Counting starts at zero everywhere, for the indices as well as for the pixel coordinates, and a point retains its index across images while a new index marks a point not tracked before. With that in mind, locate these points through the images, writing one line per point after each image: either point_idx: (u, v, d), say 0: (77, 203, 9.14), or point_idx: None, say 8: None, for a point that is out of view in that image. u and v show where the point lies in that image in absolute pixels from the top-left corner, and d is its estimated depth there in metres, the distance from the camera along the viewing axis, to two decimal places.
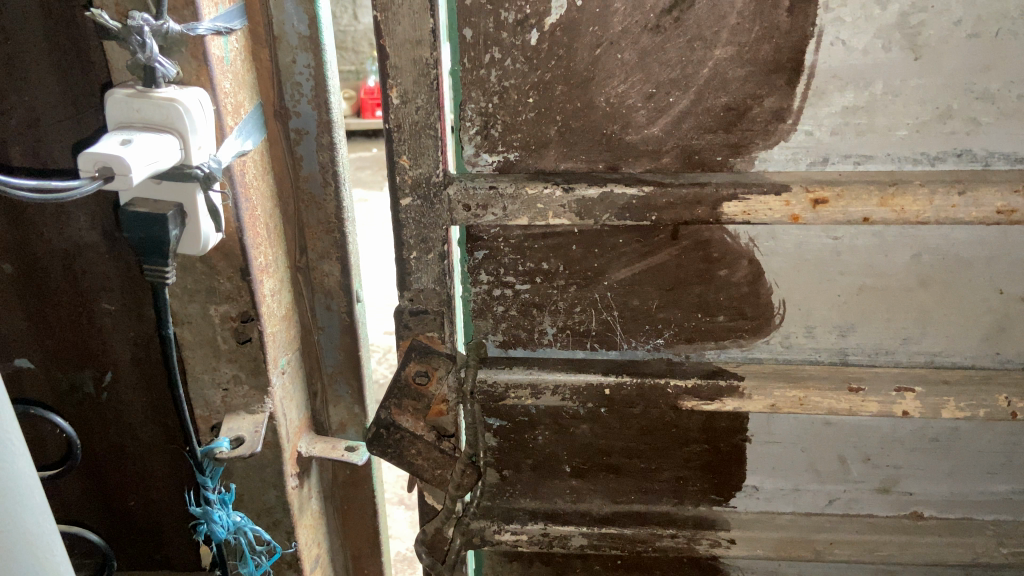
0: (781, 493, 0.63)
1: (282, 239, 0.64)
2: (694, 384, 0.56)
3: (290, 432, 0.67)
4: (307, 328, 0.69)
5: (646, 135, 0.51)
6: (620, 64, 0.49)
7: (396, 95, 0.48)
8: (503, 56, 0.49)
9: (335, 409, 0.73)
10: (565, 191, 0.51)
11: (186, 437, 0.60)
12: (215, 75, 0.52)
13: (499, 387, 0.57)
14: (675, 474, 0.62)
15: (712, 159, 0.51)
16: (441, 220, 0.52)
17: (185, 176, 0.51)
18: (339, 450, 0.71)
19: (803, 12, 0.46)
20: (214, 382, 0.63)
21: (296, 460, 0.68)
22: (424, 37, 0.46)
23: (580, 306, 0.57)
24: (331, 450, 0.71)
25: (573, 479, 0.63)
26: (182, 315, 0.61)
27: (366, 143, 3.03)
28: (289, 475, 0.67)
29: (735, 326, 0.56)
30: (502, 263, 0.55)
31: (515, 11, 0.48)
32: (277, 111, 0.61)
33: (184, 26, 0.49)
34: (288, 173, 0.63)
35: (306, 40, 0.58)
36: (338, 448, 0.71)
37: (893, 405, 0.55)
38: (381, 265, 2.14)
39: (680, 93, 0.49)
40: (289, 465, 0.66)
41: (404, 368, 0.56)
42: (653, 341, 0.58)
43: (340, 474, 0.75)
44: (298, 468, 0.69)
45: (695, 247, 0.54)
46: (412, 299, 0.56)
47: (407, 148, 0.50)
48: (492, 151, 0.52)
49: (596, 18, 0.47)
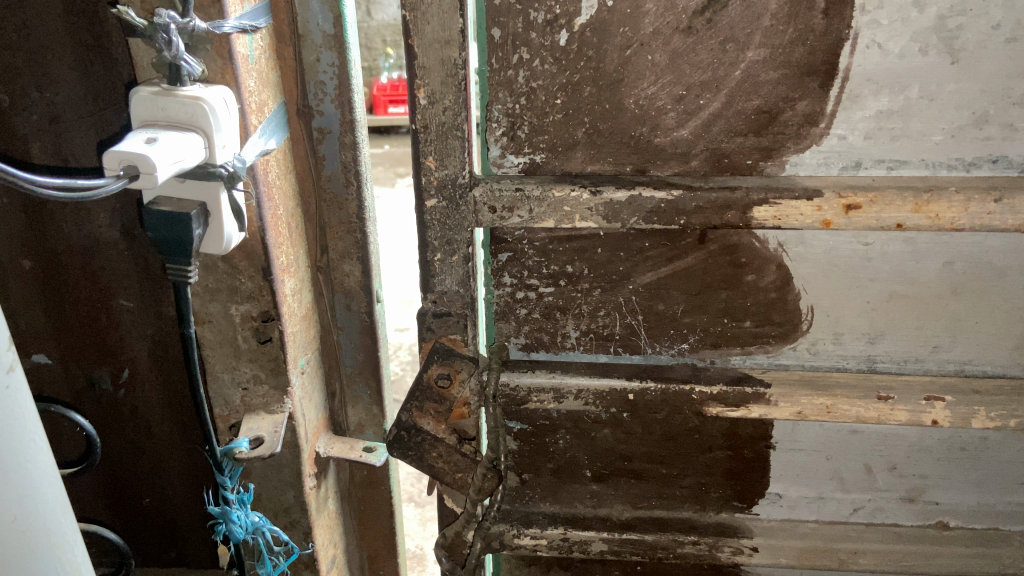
0: (805, 501, 0.62)
1: (303, 239, 0.64)
2: (720, 391, 0.56)
3: (308, 432, 0.67)
4: (326, 328, 0.69)
5: (676, 138, 0.50)
6: (650, 66, 0.48)
7: (423, 96, 0.48)
8: (532, 57, 0.48)
9: (353, 409, 0.73)
10: (593, 194, 0.50)
11: (206, 438, 0.60)
12: (240, 72, 0.51)
13: (522, 390, 0.57)
14: (697, 481, 0.62)
15: (742, 163, 0.50)
16: (466, 221, 0.52)
17: (208, 175, 0.51)
18: (356, 451, 0.70)
19: (838, 15, 0.45)
20: (233, 381, 0.63)
21: (314, 460, 0.68)
22: (452, 37, 0.46)
23: (604, 310, 0.56)
24: (349, 451, 0.70)
25: (594, 484, 0.63)
26: (202, 314, 0.60)
27: (380, 139, 3.03)
28: (307, 475, 0.66)
29: (762, 332, 0.56)
30: (526, 266, 0.55)
31: (545, 11, 0.47)
32: (300, 109, 0.60)
33: (209, 23, 0.49)
34: (310, 173, 0.62)
35: (330, 39, 0.57)
36: (355, 448, 0.71)
37: (923, 414, 0.55)
38: (393, 261, 2.14)
39: (711, 96, 0.49)
40: (308, 466, 0.66)
41: (426, 371, 0.56)
42: (677, 346, 0.57)
43: (357, 474, 0.75)
44: (317, 468, 0.69)
45: (722, 252, 0.53)
46: (435, 301, 0.55)
47: (434, 149, 0.49)
48: (518, 153, 0.52)
49: (627, 19, 0.47)
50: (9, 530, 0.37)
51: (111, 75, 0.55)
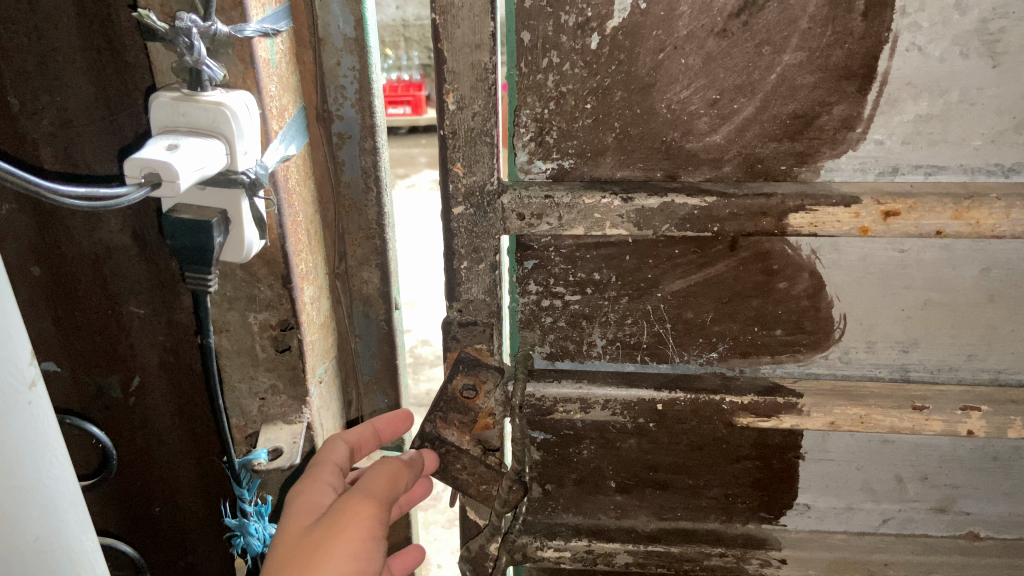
0: (834, 512, 0.61)
1: (321, 245, 0.63)
2: (751, 401, 0.54)
3: None
4: (344, 337, 0.68)
5: (708, 143, 0.49)
6: (683, 70, 0.47)
7: (452, 101, 0.47)
8: (562, 61, 0.47)
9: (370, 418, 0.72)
10: (624, 201, 0.49)
11: (224, 449, 0.59)
12: (261, 77, 0.50)
13: (547, 401, 0.55)
14: (724, 491, 0.60)
15: (775, 168, 0.49)
16: (494, 229, 0.50)
17: (230, 182, 0.50)
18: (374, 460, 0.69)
19: (878, 17, 0.44)
20: (251, 391, 0.62)
21: None
22: (483, 40, 0.45)
23: (631, 318, 0.55)
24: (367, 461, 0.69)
25: (619, 494, 0.62)
26: (220, 323, 0.59)
27: None
28: None
29: (793, 341, 0.54)
30: (552, 273, 0.54)
31: (576, 14, 0.46)
32: (320, 114, 0.59)
33: (231, 27, 0.48)
34: (328, 179, 0.61)
35: (351, 42, 0.56)
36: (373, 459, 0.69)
37: (958, 424, 0.53)
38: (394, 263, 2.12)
39: (745, 100, 0.48)
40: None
41: (451, 381, 0.55)
42: (706, 354, 0.56)
43: None
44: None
45: (754, 259, 0.52)
46: (461, 310, 0.54)
47: (462, 155, 0.48)
48: (546, 159, 0.51)
49: (660, 21, 0.46)
50: (32, 549, 0.36)
51: (123, 79, 0.54)
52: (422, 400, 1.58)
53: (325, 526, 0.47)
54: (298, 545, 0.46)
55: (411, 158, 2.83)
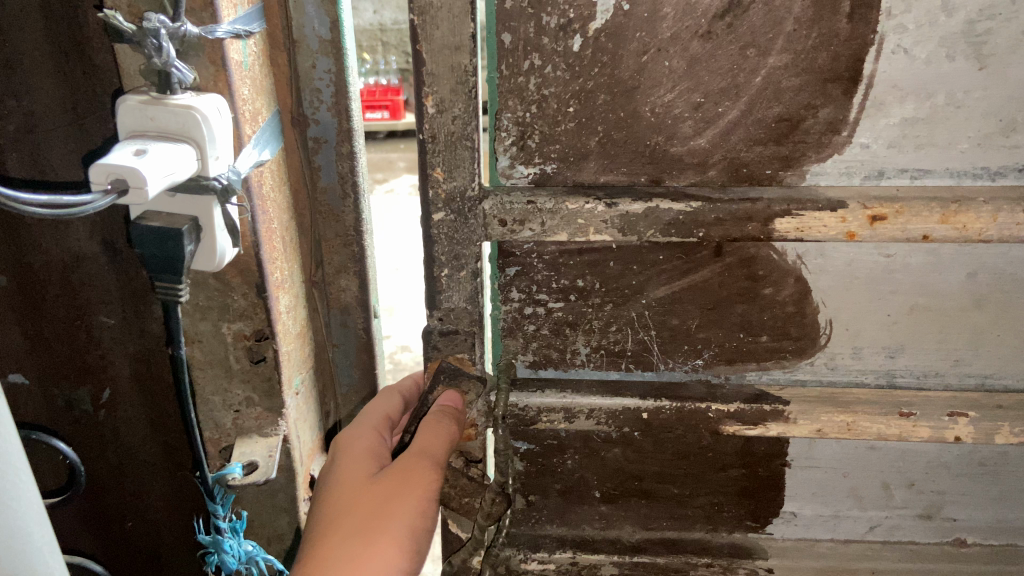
0: (821, 520, 0.60)
1: (298, 252, 0.61)
2: (737, 409, 0.54)
3: (303, 455, 0.64)
4: (321, 346, 0.66)
5: (693, 147, 0.48)
6: (667, 72, 0.46)
7: (432, 104, 0.45)
8: (544, 63, 0.46)
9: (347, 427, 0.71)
10: (608, 207, 0.48)
11: (197, 465, 0.57)
12: (234, 80, 0.49)
13: (531, 410, 0.55)
14: (710, 500, 0.59)
15: (761, 172, 0.48)
16: (475, 235, 0.49)
17: (201, 188, 0.48)
18: None
19: (863, 19, 0.44)
20: (225, 404, 0.60)
21: (309, 484, 0.65)
22: (463, 42, 0.43)
23: (616, 326, 0.54)
24: None
25: (603, 505, 0.60)
26: (192, 334, 0.57)
27: None
28: (303, 499, 0.64)
29: (779, 347, 0.54)
30: (534, 280, 0.52)
31: (557, 16, 0.45)
32: (295, 118, 0.57)
33: (202, 28, 0.46)
34: (304, 185, 0.60)
35: (327, 44, 0.55)
36: None
37: (945, 430, 0.53)
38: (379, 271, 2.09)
39: (730, 103, 0.47)
40: (302, 489, 0.63)
41: (432, 393, 0.53)
42: (691, 362, 0.55)
43: None
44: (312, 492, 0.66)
45: (739, 264, 0.51)
46: (442, 318, 0.53)
47: (442, 160, 0.47)
48: (528, 164, 0.50)
49: (643, 23, 0.45)
50: None
51: (91, 81, 0.52)
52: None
53: (385, 487, 0.48)
54: (359, 504, 0.48)
55: (390, 163, 2.81)
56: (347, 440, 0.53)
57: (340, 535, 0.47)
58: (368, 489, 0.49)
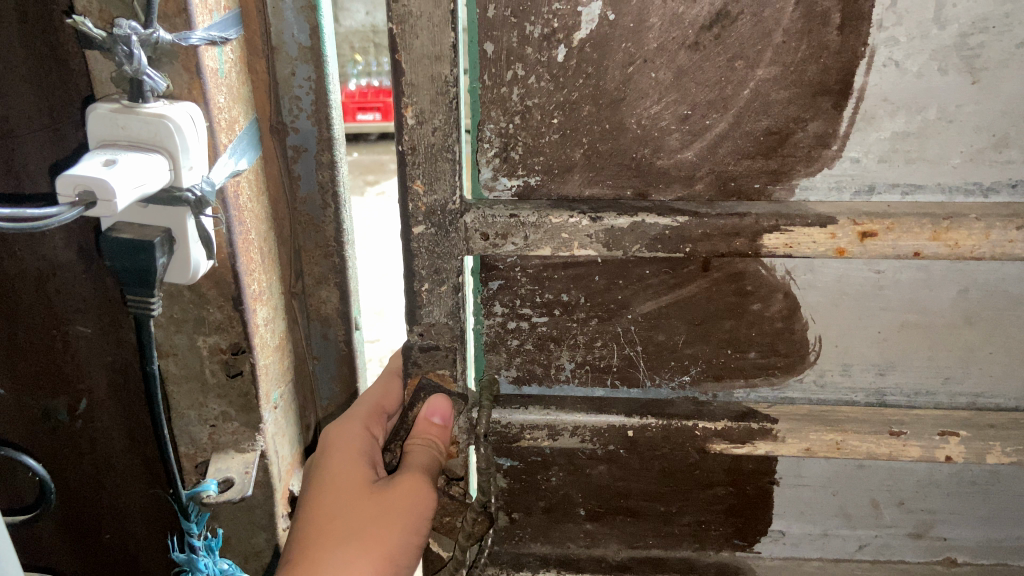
0: (809, 538, 0.59)
1: (277, 263, 0.60)
2: (724, 427, 0.53)
3: (281, 470, 0.63)
4: (301, 358, 0.65)
5: (680, 160, 0.47)
6: (653, 84, 0.45)
7: (411, 115, 0.44)
8: (527, 74, 0.45)
9: None
10: (592, 221, 0.47)
11: (171, 482, 0.56)
12: (209, 88, 0.47)
13: (514, 427, 0.54)
14: (696, 518, 0.58)
15: (749, 187, 0.47)
16: (456, 249, 0.48)
17: (174, 200, 0.46)
18: None
19: (854, 31, 0.43)
20: (200, 418, 0.58)
21: (287, 500, 0.64)
22: (443, 52, 0.42)
23: (601, 341, 0.53)
24: None
25: (588, 522, 0.59)
26: (167, 346, 0.56)
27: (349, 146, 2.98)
28: (280, 515, 0.62)
29: (767, 364, 0.52)
30: (517, 294, 0.51)
31: (541, 25, 0.44)
32: (274, 126, 0.56)
33: (175, 34, 0.45)
34: (284, 195, 0.58)
35: (307, 51, 0.54)
36: None
37: (936, 450, 0.52)
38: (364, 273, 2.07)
39: (717, 115, 0.46)
40: (281, 505, 0.62)
41: (412, 409, 0.52)
42: (678, 378, 0.53)
43: None
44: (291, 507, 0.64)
45: (727, 280, 0.50)
46: (422, 333, 0.51)
47: (422, 172, 0.46)
48: (511, 176, 0.49)
49: (629, 34, 0.44)
50: None
51: (66, 88, 0.50)
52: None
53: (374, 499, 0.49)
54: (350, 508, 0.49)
55: (381, 165, 2.81)
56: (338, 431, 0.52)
57: (336, 542, 0.48)
58: (365, 497, 0.50)
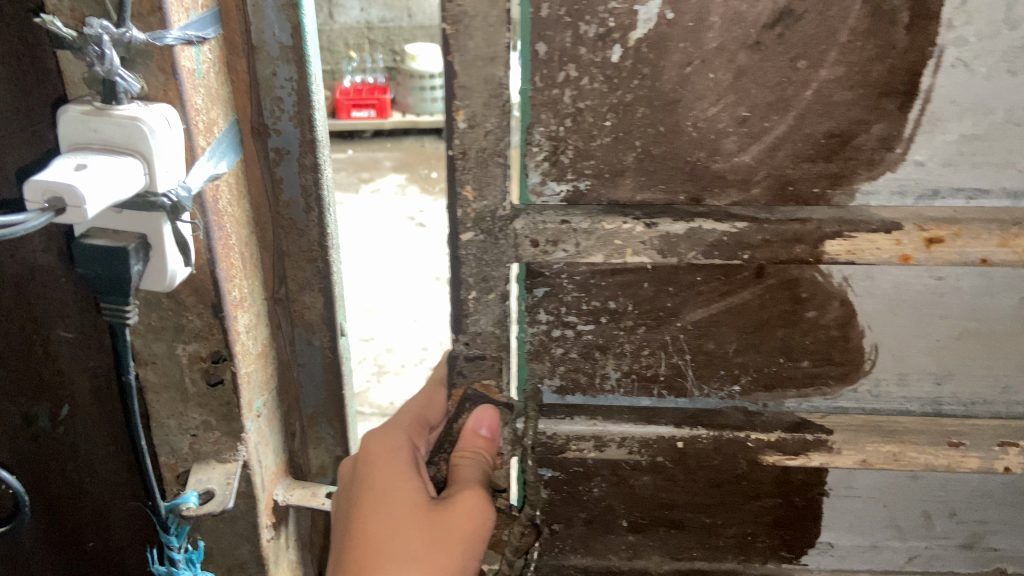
0: (858, 551, 0.57)
1: (258, 266, 0.58)
2: (778, 438, 0.51)
3: (266, 480, 0.61)
4: (286, 363, 0.64)
5: (736, 163, 0.46)
6: (711, 85, 0.44)
7: (463, 119, 0.42)
8: (580, 75, 0.44)
9: (316, 448, 0.68)
10: (648, 226, 0.45)
11: (150, 496, 0.54)
12: (185, 88, 0.45)
13: (557, 441, 0.51)
14: (742, 530, 0.57)
15: (808, 191, 0.46)
16: (504, 256, 0.46)
17: (149, 206, 0.45)
18: (319, 496, 0.65)
19: (923, 31, 0.41)
20: (181, 427, 0.57)
21: (271, 509, 0.62)
22: (498, 53, 0.41)
23: (648, 349, 0.51)
24: (309, 497, 0.64)
25: (631, 534, 0.58)
26: (146, 355, 0.54)
27: (342, 143, 2.95)
28: (264, 525, 0.61)
29: (821, 373, 0.51)
30: (563, 301, 0.50)
31: (597, 24, 0.42)
32: (255, 128, 0.54)
33: (149, 34, 0.42)
34: (266, 197, 0.57)
35: (287, 50, 0.52)
36: (317, 493, 0.65)
37: (996, 461, 0.50)
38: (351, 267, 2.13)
39: (778, 118, 0.44)
40: (265, 516, 0.61)
41: (459, 418, 0.51)
42: (727, 388, 0.52)
43: (319, 518, 0.72)
44: (275, 518, 0.63)
45: (781, 286, 0.48)
46: (467, 343, 0.50)
47: (472, 177, 0.44)
48: (560, 181, 0.47)
49: (688, 33, 0.42)
50: None
51: (39, 74, 0.45)
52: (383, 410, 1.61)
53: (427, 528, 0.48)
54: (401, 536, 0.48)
55: (375, 162, 2.77)
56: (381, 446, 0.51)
57: (396, 564, 0.47)
58: (418, 518, 0.48)
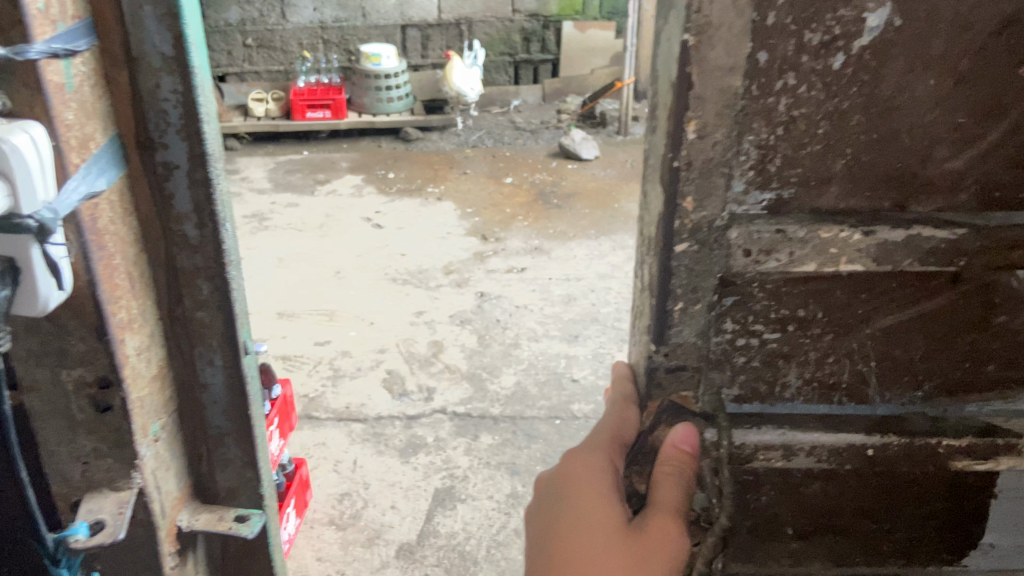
0: (1017, 551, 0.58)
1: (148, 284, 0.54)
2: (969, 443, 0.52)
3: (166, 504, 0.58)
4: (188, 384, 0.59)
5: (947, 169, 0.45)
6: (929, 92, 0.43)
7: (693, 129, 0.43)
8: (799, 82, 0.42)
9: (223, 475, 0.62)
10: (864, 234, 0.46)
11: (35, 529, 0.51)
12: (54, 104, 0.43)
13: (749, 448, 0.52)
14: (908, 534, 0.57)
15: (1012, 197, 0.46)
16: (715, 265, 0.47)
17: (14, 227, 0.43)
18: (226, 523, 0.60)
19: None
20: (72, 454, 0.54)
21: (175, 534, 0.59)
22: (737, 62, 0.41)
23: (834, 357, 0.50)
24: (216, 523, 0.60)
25: (796, 541, 0.57)
26: (29, 380, 0.52)
27: (298, 144, 3.09)
28: (169, 552, 0.58)
29: (1003, 377, 0.51)
30: (752, 309, 0.49)
31: (823, 31, 0.41)
32: (141, 142, 0.51)
33: (12, 48, 0.41)
34: (156, 215, 0.53)
35: (172, 62, 0.48)
36: (227, 520, 0.61)
37: None
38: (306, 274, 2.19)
39: (993, 124, 0.44)
40: (166, 541, 0.57)
41: (656, 431, 0.51)
42: (909, 393, 0.52)
43: (230, 544, 0.66)
44: (180, 544, 0.60)
45: (979, 291, 0.48)
46: (665, 355, 0.50)
47: (693, 188, 0.45)
48: (763, 189, 0.45)
49: (917, 40, 0.42)
50: None
51: None
52: (339, 414, 1.67)
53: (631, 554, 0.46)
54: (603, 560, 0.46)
55: (332, 163, 2.92)
56: (577, 465, 0.49)
57: None
58: (619, 543, 0.46)
